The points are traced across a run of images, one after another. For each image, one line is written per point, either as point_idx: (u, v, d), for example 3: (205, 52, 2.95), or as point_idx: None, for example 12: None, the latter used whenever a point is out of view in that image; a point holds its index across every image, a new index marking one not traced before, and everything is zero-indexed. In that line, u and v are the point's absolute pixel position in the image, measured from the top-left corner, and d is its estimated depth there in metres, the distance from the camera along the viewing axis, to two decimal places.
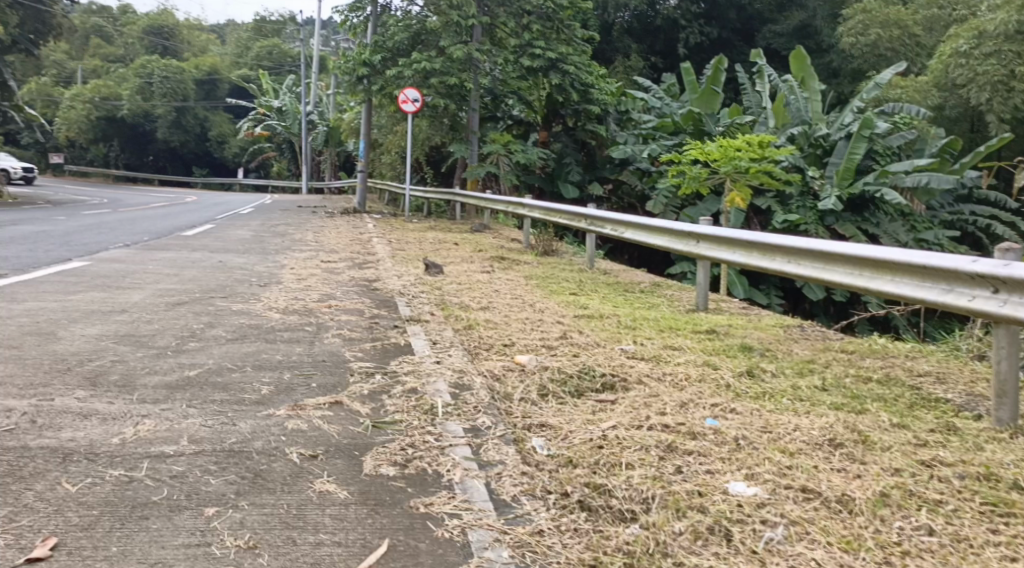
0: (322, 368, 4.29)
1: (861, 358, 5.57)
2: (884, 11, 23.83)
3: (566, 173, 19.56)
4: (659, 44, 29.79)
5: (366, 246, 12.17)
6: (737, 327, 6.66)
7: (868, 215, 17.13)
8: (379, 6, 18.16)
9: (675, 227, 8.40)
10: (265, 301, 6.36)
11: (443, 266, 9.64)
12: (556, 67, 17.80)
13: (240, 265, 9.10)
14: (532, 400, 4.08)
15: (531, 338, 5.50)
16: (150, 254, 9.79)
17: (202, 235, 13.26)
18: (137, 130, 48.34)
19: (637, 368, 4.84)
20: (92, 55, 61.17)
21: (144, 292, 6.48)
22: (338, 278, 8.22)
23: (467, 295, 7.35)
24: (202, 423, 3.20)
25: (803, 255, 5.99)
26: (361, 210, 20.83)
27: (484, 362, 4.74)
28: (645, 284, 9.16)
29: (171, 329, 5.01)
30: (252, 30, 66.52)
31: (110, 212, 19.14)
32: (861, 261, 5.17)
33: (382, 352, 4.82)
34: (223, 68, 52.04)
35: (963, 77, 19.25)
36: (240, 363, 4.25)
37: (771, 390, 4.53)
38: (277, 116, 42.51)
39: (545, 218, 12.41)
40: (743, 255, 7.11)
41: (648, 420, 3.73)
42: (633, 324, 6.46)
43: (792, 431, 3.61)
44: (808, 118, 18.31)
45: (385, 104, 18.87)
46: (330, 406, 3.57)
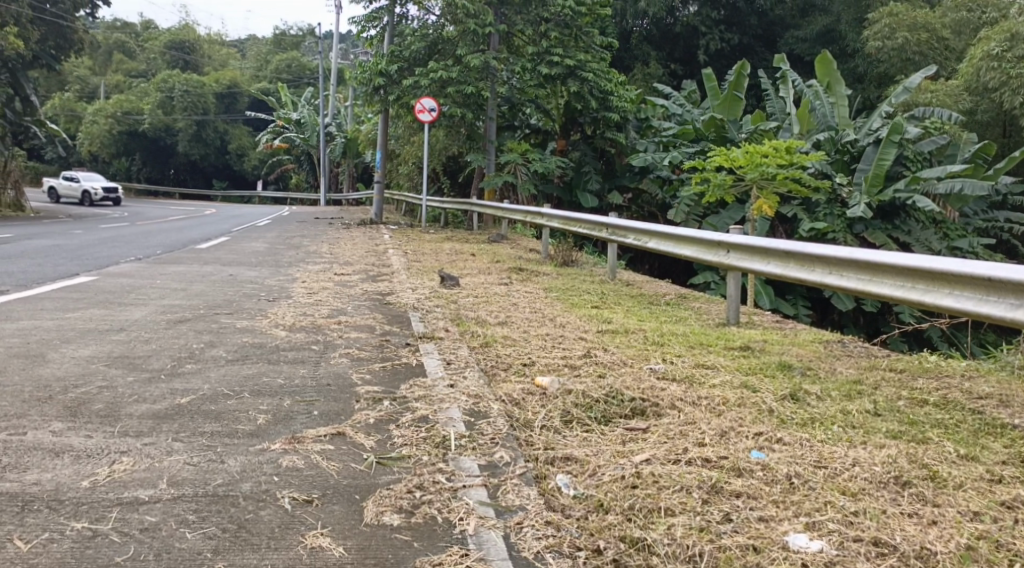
0: (326, 394, 3.91)
1: (911, 377, 5.17)
2: (911, 15, 23.37)
3: (586, 182, 19.17)
4: (678, 51, 29.45)
5: (381, 257, 11.86)
6: (772, 343, 6.28)
7: (899, 223, 16.62)
8: (396, 15, 17.93)
9: (703, 236, 7.93)
10: (271, 317, 6.03)
11: (460, 278, 9.30)
12: (575, 74, 17.49)
13: (251, 279, 8.80)
14: (555, 428, 3.71)
15: (553, 356, 5.13)
16: (162, 268, 9.55)
17: (215, 249, 13.01)
18: (157, 144, 48.59)
19: (669, 391, 4.43)
20: (114, 71, 61.83)
21: (146, 309, 6.17)
22: (350, 292, 7.89)
23: (484, 309, 6.98)
24: (186, 460, 2.85)
25: (844, 265, 5.52)
26: (377, 221, 20.59)
27: (502, 385, 4.36)
28: (670, 296, 8.74)
29: (167, 350, 4.68)
30: (272, 44, 66.96)
31: (128, 226, 19.04)
32: (914, 272, 4.69)
33: (392, 373, 4.46)
34: (243, 81, 52.23)
35: (995, 80, 18.69)
36: (238, 389, 3.89)
37: (818, 415, 4.15)
38: (296, 128, 42.59)
39: (564, 228, 12.05)
40: (777, 265, 6.64)
41: (686, 454, 3.36)
42: (660, 340, 6.07)
43: (851, 467, 3.29)
44: (834, 123, 17.81)
45: (403, 114, 18.66)
46: (332, 437, 3.22)
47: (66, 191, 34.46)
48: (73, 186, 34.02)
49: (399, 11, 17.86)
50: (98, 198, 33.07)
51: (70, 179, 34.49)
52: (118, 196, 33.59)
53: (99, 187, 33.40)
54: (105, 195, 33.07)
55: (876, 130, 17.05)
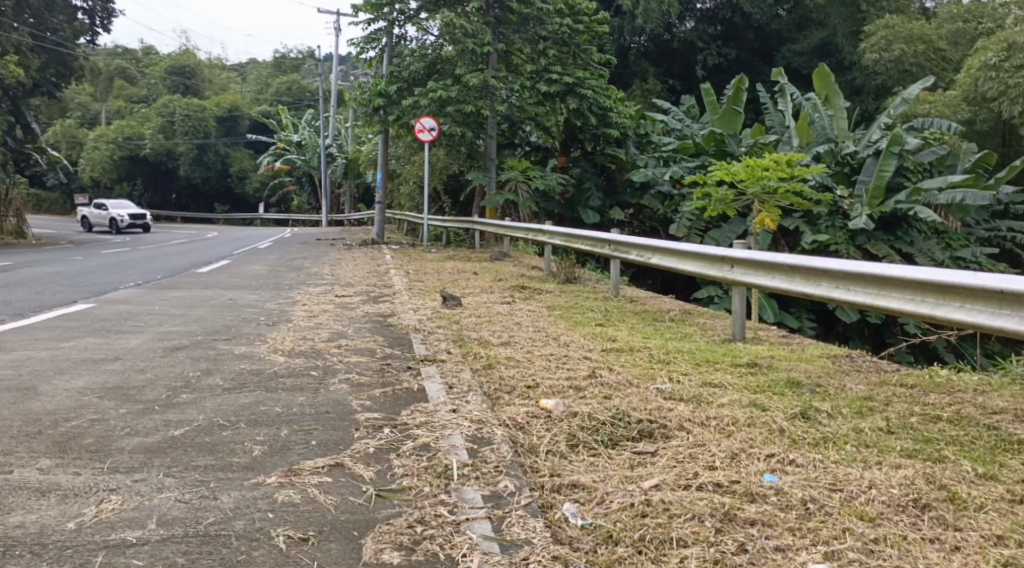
0: (326, 422, 3.81)
1: (922, 393, 5.06)
2: (906, 27, 23.46)
3: (587, 199, 19.09)
4: (676, 67, 29.54)
5: (382, 278, 11.79)
6: (779, 359, 6.17)
7: (901, 233, 16.53)
8: (394, 36, 17.98)
9: (706, 252, 7.80)
10: (270, 342, 5.93)
11: (462, 298, 9.22)
12: (573, 92, 17.51)
13: (251, 303, 8.72)
14: (561, 453, 3.62)
15: (557, 378, 5.02)
16: (162, 294, 9.49)
17: (216, 272, 12.96)
18: (159, 168, 48.76)
19: (677, 412, 4.31)
20: (115, 97, 62.30)
21: (143, 336, 6.09)
22: (352, 315, 7.80)
23: (487, 329, 6.88)
24: (177, 498, 2.77)
25: (851, 278, 5.37)
26: (379, 240, 20.55)
27: (506, 409, 4.25)
28: (674, 312, 8.63)
29: (163, 379, 4.59)
30: (272, 67, 67.36)
31: (130, 251, 18.99)
32: (923, 286, 4.55)
33: (393, 399, 4.35)
34: (244, 104, 52.41)
35: (992, 90, 18.62)
36: (233, 419, 3.79)
37: (831, 435, 4.03)
38: (297, 150, 42.77)
39: (567, 245, 11.96)
40: (783, 280, 6.49)
41: (697, 478, 3.24)
42: (666, 358, 5.96)
43: (867, 489, 3.17)
44: (833, 135, 17.78)
45: (403, 135, 18.69)
46: (331, 469, 3.12)
47: (96, 219, 33.35)
48: (101, 214, 32.76)
49: (397, 32, 17.92)
50: (124, 224, 31.57)
51: (99, 207, 33.34)
52: (146, 221, 32.10)
53: (125, 214, 31.84)
54: (131, 221, 31.64)
55: (875, 141, 17.00)
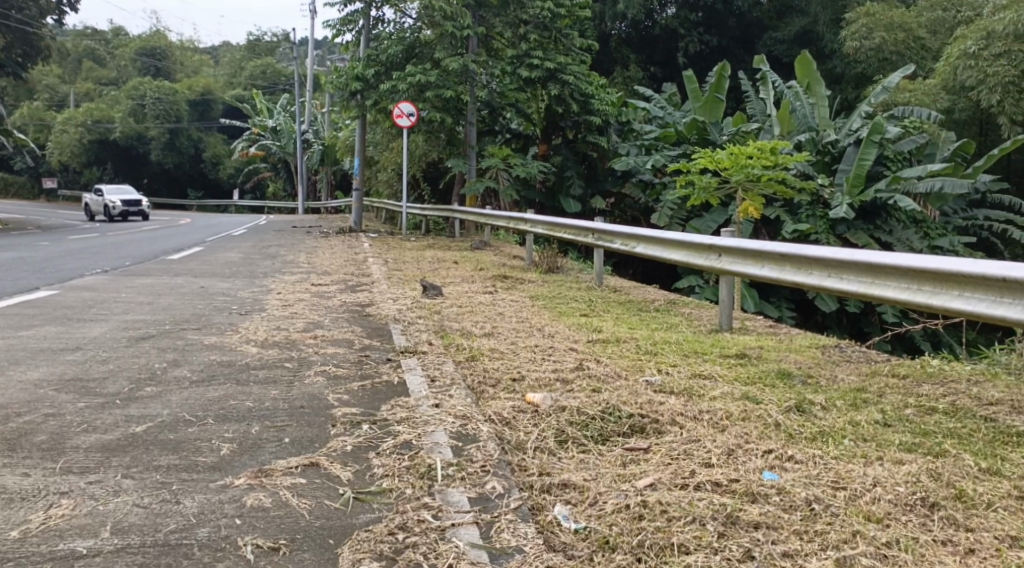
0: (300, 418, 3.59)
1: (915, 384, 4.91)
2: (887, 15, 23.44)
3: (568, 187, 18.88)
4: (658, 54, 29.35)
5: (360, 266, 11.52)
6: (769, 350, 6.02)
7: (880, 223, 16.49)
8: (372, 19, 17.64)
9: (692, 241, 7.60)
10: (242, 332, 5.68)
11: (442, 287, 8.99)
12: (555, 77, 17.33)
13: (222, 291, 8.43)
14: (550, 450, 3.45)
15: (543, 370, 4.84)
16: (129, 281, 9.16)
17: (186, 259, 12.61)
18: (130, 153, 47.87)
19: (668, 406, 4.14)
20: (83, 78, 61.22)
21: (107, 325, 5.81)
22: (328, 304, 7.55)
23: (469, 320, 6.66)
24: (136, 501, 2.56)
25: (843, 267, 5.20)
26: (356, 228, 20.23)
27: (491, 404, 4.06)
28: (659, 302, 8.46)
29: (126, 371, 4.34)
30: (246, 49, 66.40)
31: (97, 237, 18.51)
32: (919, 274, 4.39)
33: (372, 393, 4.13)
34: (217, 89, 51.60)
35: (972, 79, 18.65)
36: (200, 415, 3.57)
37: (828, 429, 3.84)
38: (272, 136, 42.22)
39: (549, 233, 11.76)
40: (772, 269, 6.30)
41: (694, 477, 3.06)
42: (653, 349, 5.81)
43: (872, 486, 2.96)
44: (813, 124, 17.74)
45: (380, 120, 18.37)
46: (305, 469, 2.91)
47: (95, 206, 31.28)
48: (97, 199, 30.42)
49: (375, 14, 17.56)
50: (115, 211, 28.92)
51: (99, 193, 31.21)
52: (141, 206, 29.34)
53: (117, 199, 29.09)
54: (123, 208, 28.93)
55: (856, 130, 16.95)
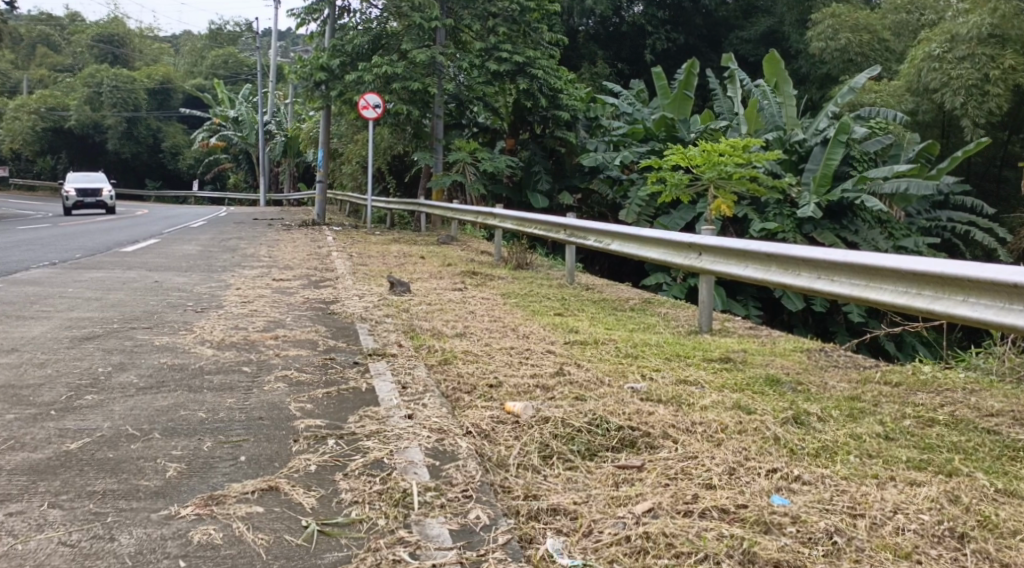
0: (258, 431, 3.24)
1: (909, 392, 4.68)
2: (853, 17, 23.56)
3: (536, 183, 18.53)
4: (624, 51, 29.12)
5: (323, 261, 11.09)
6: (753, 353, 5.78)
7: (846, 222, 16.42)
8: (337, 8, 17.09)
9: (671, 238, 7.26)
10: (197, 332, 5.27)
11: (410, 283, 8.64)
12: (524, 72, 16.99)
13: (178, 286, 7.99)
14: (534, 468, 3.16)
15: (521, 375, 4.54)
16: (77, 275, 8.67)
17: (141, 252, 12.07)
18: (86, 141, 46.58)
19: (659, 417, 3.86)
20: (38, 65, 59.66)
21: (48, 325, 5.37)
22: (290, 301, 7.13)
23: (439, 319, 6.34)
24: (62, 539, 2.21)
25: (835, 269, 4.87)
26: (319, 221, 19.71)
27: (468, 414, 3.74)
28: (634, 301, 8.20)
29: (64, 377, 3.94)
30: (207, 38, 65.05)
31: (49, 227, 17.83)
32: (919, 277, 4.07)
33: (338, 402, 3.77)
34: (176, 77, 50.41)
35: (935, 81, 18.60)
36: (146, 428, 3.20)
37: (832, 444, 3.57)
38: (233, 126, 41.35)
39: (518, 229, 11.42)
40: (758, 269, 5.96)
41: (698, 501, 2.78)
42: (635, 352, 5.52)
43: (893, 514, 2.72)
44: (781, 123, 17.66)
45: (345, 112, 17.90)
46: (263, 495, 2.57)
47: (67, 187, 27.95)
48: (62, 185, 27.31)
49: (340, 4, 17.03)
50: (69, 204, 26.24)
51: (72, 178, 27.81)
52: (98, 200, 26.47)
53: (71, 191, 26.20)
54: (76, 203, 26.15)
55: (823, 130, 16.95)
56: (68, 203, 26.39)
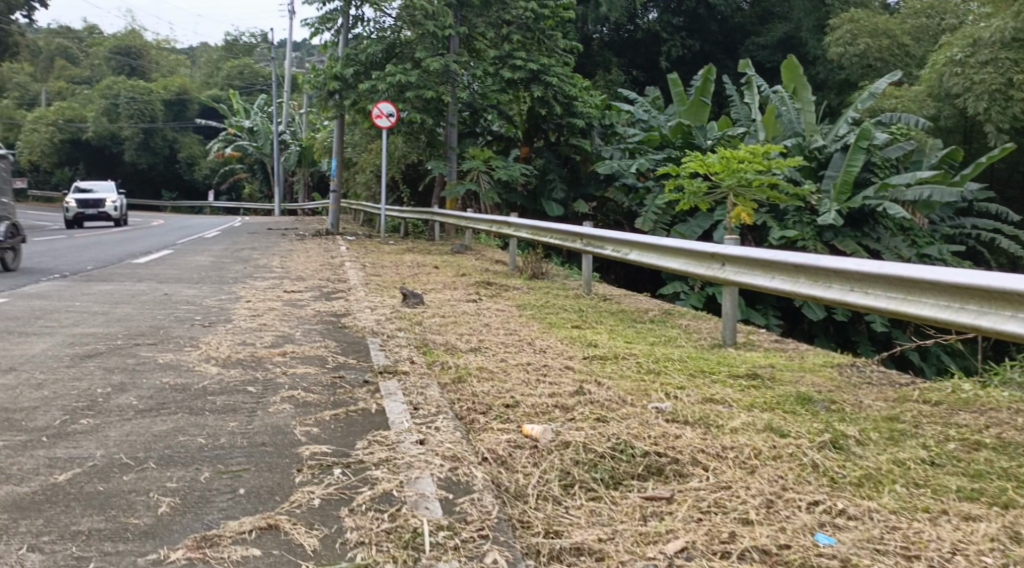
0: (260, 460, 3.03)
1: (951, 412, 4.43)
2: (872, 22, 23.26)
3: (551, 191, 18.32)
4: (639, 58, 28.98)
5: (336, 272, 10.92)
6: (781, 369, 5.52)
7: (868, 230, 16.09)
8: (351, 18, 17.02)
9: (693, 249, 7.00)
10: (203, 348, 5.09)
11: (423, 295, 8.46)
12: (538, 79, 16.80)
13: (188, 298, 7.84)
14: (556, 499, 2.94)
15: (539, 394, 4.31)
16: (87, 287, 8.55)
17: (153, 263, 11.95)
18: (103, 153, 46.85)
19: (687, 441, 3.63)
20: (57, 77, 60.29)
21: (51, 341, 5.22)
22: (300, 314, 6.94)
23: (452, 332, 6.13)
24: None
25: (870, 281, 4.59)
26: (333, 231, 19.58)
27: (482, 438, 3.52)
28: (653, 313, 7.96)
29: (61, 399, 3.75)
30: (224, 49, 65.51)
31: (64, 238, 17.80)
32: (962, 290, 3.79)
33: (346, 426, 3.56)
34: (192, 88, 50.66)
35: (957, 86, 18.24)
36: (141, 456, 3.00)
37: (876, 472, 3.36)
38: (248, 136, 41.48)
39: (533, 237, 11.20)
40: (785, 281, 5.67)
41: (736, 541, 2.55)
42: (657, 368, 5.28)
43: (950, 557, 2.48)
44: (800, 129, 17.38)
45: (359, 121, 17.80)
46: (260, 535, 2.37)
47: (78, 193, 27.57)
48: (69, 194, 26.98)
49: (355, 13, 16.96)
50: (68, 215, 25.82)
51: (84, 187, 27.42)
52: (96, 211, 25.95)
53: (70, 202, 25.79)
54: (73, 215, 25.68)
55: (843, 136, 16.67)
56: (68, 215, 25.94)
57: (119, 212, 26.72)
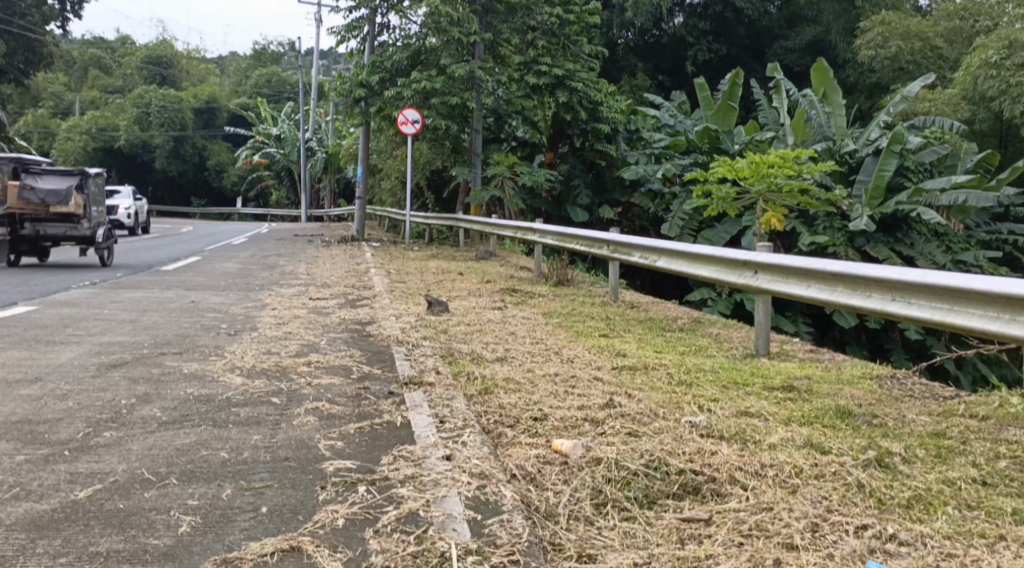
0: (283, 477, 2.94)
1: (999, 427, 4.24)
2: (903, 24, 22.87)
3: (576, 197, 18.19)
4: (666, 63, 28.80)
5: (362, 279, 10.85)
6: (819, 381, 5.35)
7: (901, 235, 15.79)
8: (377, 25, 17.04)
9: (725, 256, 6.81)
10: (229, 357, 5.03)
11: (448, 302, 8.38)
12: (563, 85, 16.69)
13: (214, 306, 7.82)
14: (589, 519, 2.82)
15: (568, 407, 4.19)
16: (116, 295, 8.56)
17: (181, 271, 11.97)
18: (133, 161, 47.45)
19: (724, 458, 3.49)
20: (89, 87, 61.21)
21: (78, 350, 5.19)
22: (325, 322, 6.88)
23: (479, 341, 6.04)
24: None
25: (912, 290, 4.39)
26: (359, 237, 19.60)
27: (511, 454, 3.41)
28: (683, 321, 7.80)
29: (85, 411, 3.70)
30: (252, 58, 66.25)
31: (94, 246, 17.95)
32: (1014, 302, 3.59)
33: (372, 439, 3.46)
34: (222, 96, 51.18)
35: (993, 89, 17.89)
36: (164, 471, 2.93)
37: (926, 493, 3.20)
38: (276, 143, 41.79)
39: (559, 244, 11.06)
40: (822, 289, 5.46)
41: None
42: (690, 379, 5.14)
43: None
44: (830, 134, 17.08)
45: (384, 128, 17.79)
46: (282, 558, 2.27)
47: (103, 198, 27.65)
48: None
49: (380, 21, 16.98)
50: None
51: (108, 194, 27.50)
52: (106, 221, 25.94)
53: None
54: None
55: (874, 140, 16.38)
56: None
57: (140, 219, 27.15)
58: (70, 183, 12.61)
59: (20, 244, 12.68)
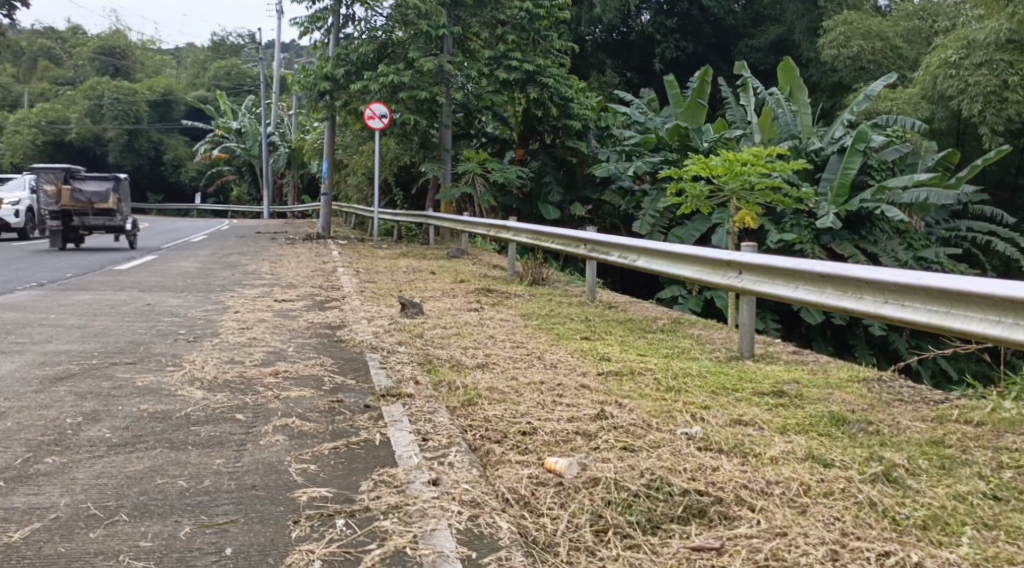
0: (249, 509, 2.63)
1: (996, 434, 4.07)
2: (865, 24, 23.03)
3: (547, 194, 17.91)
4: (633, 60, 28.74)
5: (328, 279, 10.48)
6: (807, 385, 5.15)
7: (865, 232, 15.81)
8: (342, 17, 16.59)
9: (707, 256, 6.50)
10: (187, 368, 4.68)
11: (421, 303, 8.08)
12: (534, 80, 16.42)
13: (171, 309, 7.41)
14: (592, 550, 2.56)
15: (556, 419, 3.91)
16: (64, 297, 8.09)
17: (135, 270, 11.45)
18: (87, 155, 46.14)
19: (727, 475, 3.25)
20: (39, 78, 59.49)
21: (19, 360, 4.78)
22: (292, 326, 6.55)
23: (458, 347, 5.75)
24: None
25: (906, 293, 4.10)
26: (323, 235, 19.11)
27: (500, 475, 3.13)
28: (662, 321, 7.59)
29: (26, 432, 3.35)
30: (210, 50, 65.05)
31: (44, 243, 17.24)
32: (1019, 304, 3.33)
33: (348, 462, 3.16)
34: (178, 89, 50.06)
35: (952, 88, 18.02)
36: (114, 505, 2.61)
37: (941, 510, 3.00)
38: (236, 138, 40.91)
39: (534, 242, 10.77)
40: (810, 291, 5.14)
41: None
42: (678, 385, 4.90)
43: None
44: (797, 132, 17.05)
45: (350, 122, 17.37)
46: None
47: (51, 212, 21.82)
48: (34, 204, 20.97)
49: (345, 12, 16.53)
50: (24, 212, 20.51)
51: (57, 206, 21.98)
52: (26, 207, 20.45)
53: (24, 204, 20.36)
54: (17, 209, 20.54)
55: (839, 138, 16.41)
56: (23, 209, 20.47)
57: None
58: (108, 186, 14.64)
59: (70, 235, 14.82)
